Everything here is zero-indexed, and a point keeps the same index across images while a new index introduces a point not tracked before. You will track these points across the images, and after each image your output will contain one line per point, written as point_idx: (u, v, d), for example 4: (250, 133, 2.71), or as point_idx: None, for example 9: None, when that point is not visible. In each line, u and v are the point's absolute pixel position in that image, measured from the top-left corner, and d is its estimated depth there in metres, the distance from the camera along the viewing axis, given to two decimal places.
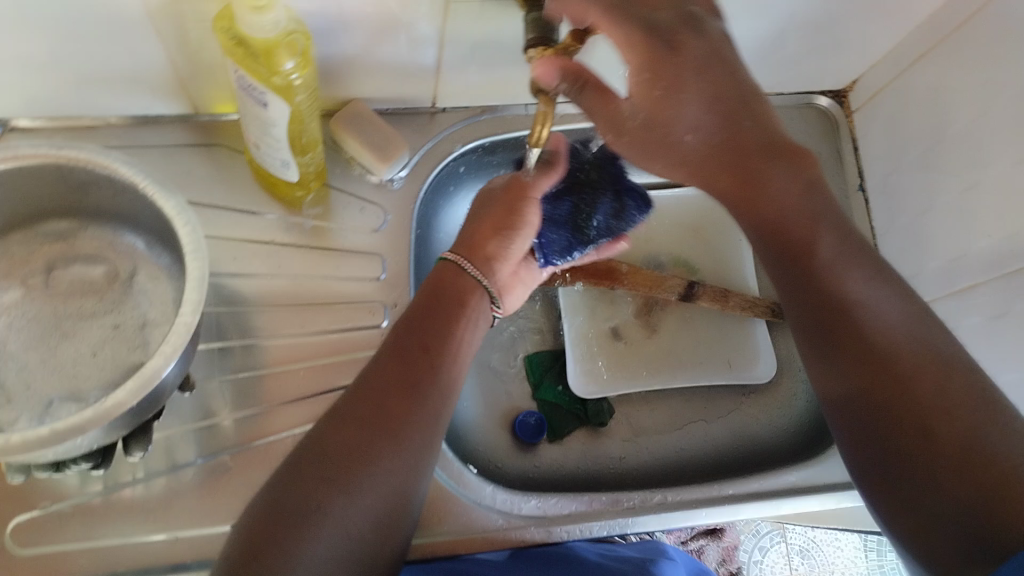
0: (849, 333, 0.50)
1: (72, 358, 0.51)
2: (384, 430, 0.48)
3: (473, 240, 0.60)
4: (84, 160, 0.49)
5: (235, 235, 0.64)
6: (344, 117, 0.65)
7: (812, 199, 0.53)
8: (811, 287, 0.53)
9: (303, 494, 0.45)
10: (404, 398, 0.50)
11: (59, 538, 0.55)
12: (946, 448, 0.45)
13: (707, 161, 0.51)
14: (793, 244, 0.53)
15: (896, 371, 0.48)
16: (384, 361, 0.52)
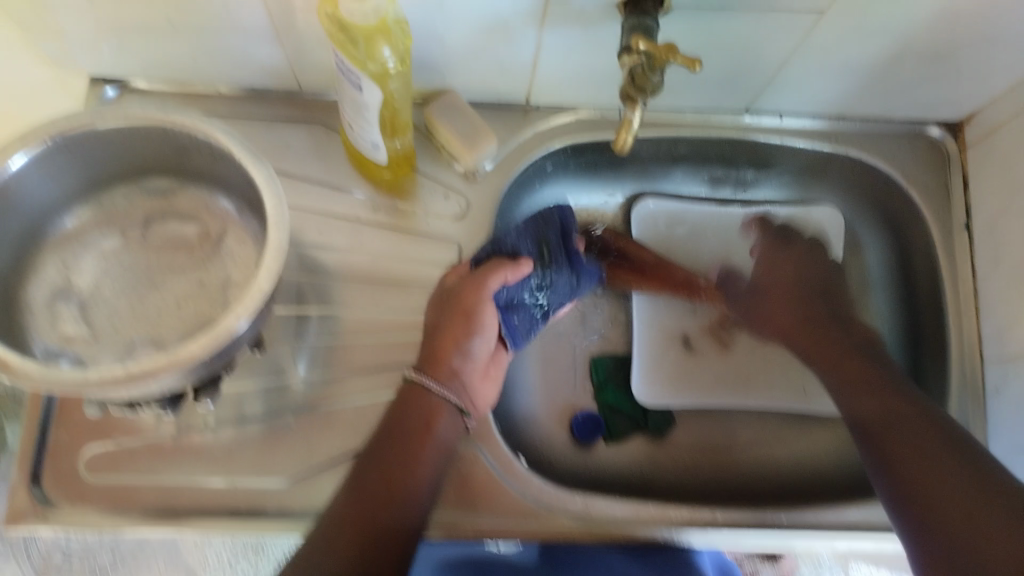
0: (903, 441, 0.56)
1: (158, 307, 0.55)
2: (378, 512, 0.51)
3: (433, 355, 0.58)
4: (187, 125, 0.52)
5: (322, 207, 0.67)
6: (437, 105, 0.66)
7: (894, 426, 0.58)
8: (885, 446, 0.57)
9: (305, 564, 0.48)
10: (371, 501, 0.51)
11: (132, 470, 0.60)
12: (1000, 552, 0.46)
13: (841, 360, 0.66)
14: (874, 416, 0.59)
15: (931, 465, 0.53)
16: (357, 473, 0.53)
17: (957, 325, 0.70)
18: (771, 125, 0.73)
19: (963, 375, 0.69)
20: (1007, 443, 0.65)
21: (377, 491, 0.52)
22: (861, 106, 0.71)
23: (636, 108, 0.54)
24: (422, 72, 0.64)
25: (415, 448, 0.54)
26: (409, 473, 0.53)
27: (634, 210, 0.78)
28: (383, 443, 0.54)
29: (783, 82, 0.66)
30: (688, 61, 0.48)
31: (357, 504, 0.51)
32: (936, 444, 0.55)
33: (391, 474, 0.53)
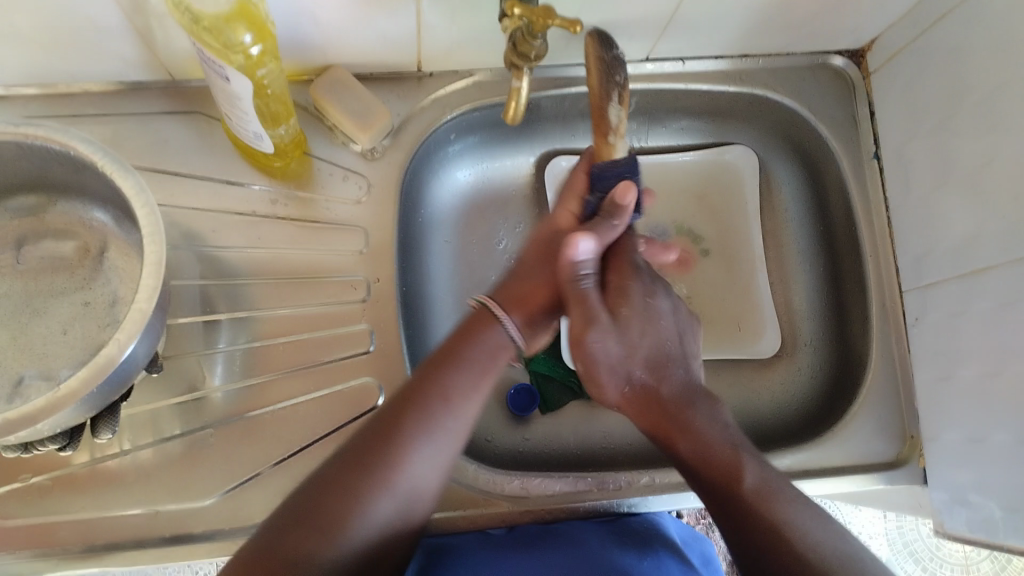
0: (740, 515, 0.49)
1: (44, 336, 0.51)
2: (367, 474, 0.47)
3: (521, 294, 0.56)
4: (42, 137, 0.48)
5: (216, 205, 0.62)
6: (322, 84, 0.62)
7: (671, 386, 0.54)
8: (690, 441, 0.52)
9: (291, 541, 0.44)
10: (395, 457, 0.48)
11: (42, 508, 0.56)
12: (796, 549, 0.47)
13: (656, 366, 0.55)
14: (719, 467, 0.51)
15: (727, 455, 0.51)
16: (393, 406, 0.50)
17: (874, 257, 0.70)
18: (673, 70, 0.71)
19: (884, 304, 0.69)
20: (930, 367, 0.65)
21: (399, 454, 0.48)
22: (763, 42, 0.70)
23: (523, 77, 0.53)
24: (302, 50, 0.60)
25: (445, 391, 0.51)
26: (432, 418, 0.49)
27: (547, 169, 0.74)
28: (418, 389, 0.50)
29: (681, 26, 0.64)
30: (565, 24, 0.47)
31: (396, 430, 0.48)
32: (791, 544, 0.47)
33: (431, 412, 0.50)
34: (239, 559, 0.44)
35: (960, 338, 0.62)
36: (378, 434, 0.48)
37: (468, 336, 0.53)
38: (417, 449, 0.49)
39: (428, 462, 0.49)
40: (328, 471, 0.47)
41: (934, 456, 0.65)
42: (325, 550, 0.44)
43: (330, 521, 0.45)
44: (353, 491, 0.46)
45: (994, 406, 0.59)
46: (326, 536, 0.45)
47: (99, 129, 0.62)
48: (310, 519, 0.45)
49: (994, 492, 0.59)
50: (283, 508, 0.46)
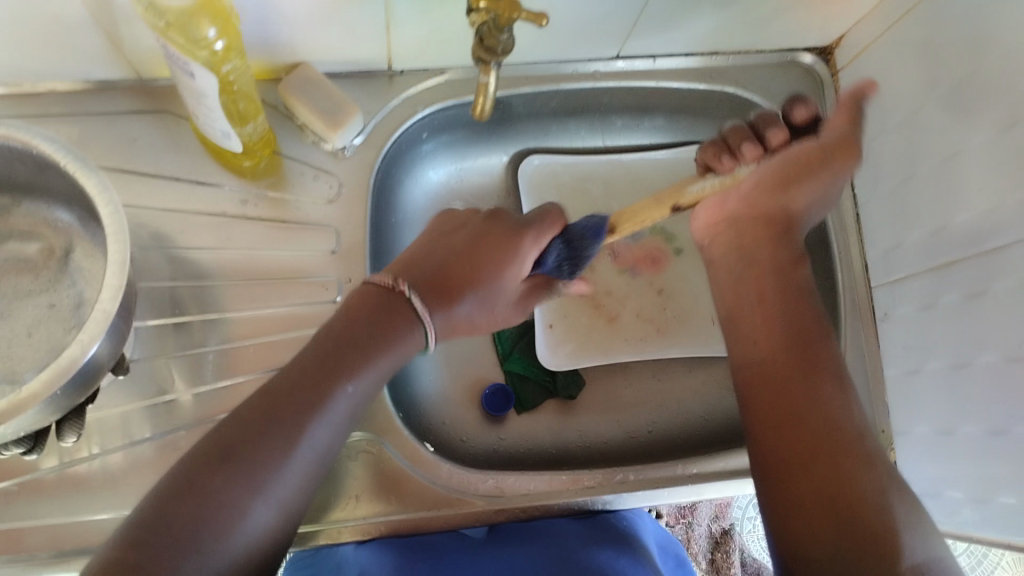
0: (807, 414, 0.52)
1: (7, 339, 0.51)
2: (286, 419, 0.47)
3: (435, 276, 0.55)
4: (2, 135, 0.47)
5: (186, 205, 0.62)
6: (292, 82, 0.62)
7: (775, 248, 0.62)
8: (782, 285, 0.59)
9: (215, 480, 0.44)
10: (303, 420, 0.48)
11: (7, 515, 0.55)
12: (847, 457, 0.49)
13: (755, 235, 0.63)
14: (802, 329, 0.57)
15: (810, 334, 0.56)
16: (326, 348, 0.50)
17: (845, 252, 0.70)
18: (643, 68, 0.71)
19: (856, 301, 0.69)
20: (900, 361, 0.66)
21: (308, 420, 0.48)
22: (732, 38, 0.70)
23: (490, 72, 0.54)
24: (270, 48, 0.60)
25: (377, 344, 0.51)
26: (359, 378, 0.50)
27: (520, 168, 0.75)
28: (353, 335, 0.51)
29: (651, 23, 0.65)
30: (532, 16, 0.47)
31: (325, 380, 0.49)
32: (849, 462, 0.49)
33: (338, 382, 0.49)
34: (147, 509, 0.43)
35: (928, 331, 0.63)
36: (290, 395, 0.48)
37: (418, 291, 0.54)
38: (339, 398, 0.49)
39: (331, 426, 0.49)
40: (252, 404, 0.48)
41: (905, 449, 0.65)
42: (239, 495, 0.44)
43: (249, 473, 0.45)
44: (271, 435, 0.46)
45: (963, 397, 0.59)
46: (233, 488, 0.44)
47: (64, 129, 0.61)
48: (231, 457, 0.45)
49: (965, 483, 0.60)
50: (192, 454, 0.46)
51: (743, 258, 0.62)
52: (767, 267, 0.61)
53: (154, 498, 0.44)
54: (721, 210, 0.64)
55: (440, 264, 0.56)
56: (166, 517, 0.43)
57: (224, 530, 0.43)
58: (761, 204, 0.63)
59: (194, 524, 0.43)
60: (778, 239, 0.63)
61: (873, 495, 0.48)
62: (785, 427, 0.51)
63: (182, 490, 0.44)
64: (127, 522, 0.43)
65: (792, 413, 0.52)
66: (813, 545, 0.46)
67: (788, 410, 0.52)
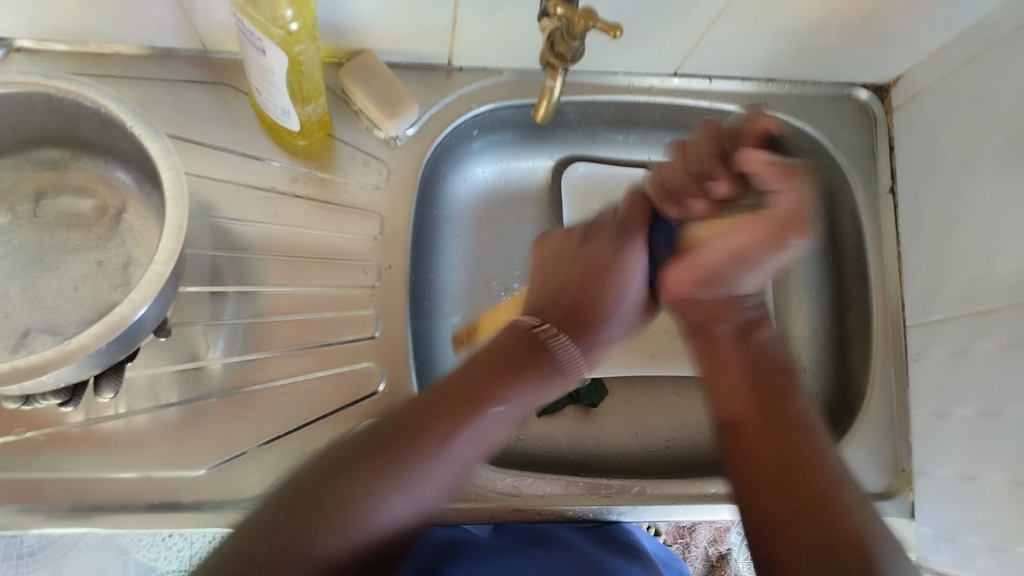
0: (797, 484, 0.47)
1: (53, 291, 0.51)
2: (431, 446, 0.46)
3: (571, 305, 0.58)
4: (73, 92, 0.48)
5: (236, 178, 0.62)
6: (353, 67, 0.63)
7: (761, 297, 0.59)
8: (765, 350, 0.56)
9: (344, 491, 0.44)
10: (451, 432, 0.47)
11: (35, 464, 0.55)
12: (814, 490, 0.47)
13: (745, 285, 0.60)
14: (779, 384, 0.54)
15: (773, 398, 0.53)
16: (449, 386, 0.49)
17: (881, 290, 0.71)
18: (698, 87, 0.72)
19: (888, 339, 0.70)
20: (928, 403, 0.66)
21: (458, 432, 0.47)
22: (790, 67, 0.70)
23: (558, 77, 0.54)
24: (337, 31, 0.60)
25: (515, 393, 0.50)
26: (493, 416, 0.49)
27: (564, 174, 0.75)
28: (483, 372, 0.50)
29: (713, 43, 0.65)
30: (606, 28, 0.48)
31: (452, 417, 0.47)
32: (836, 503, 0.46)
33: (478, 407, 0.48)
34: (261, 516, 0.43)
35: (959, 377, 0.63)
36: (429, 411, 0.48)
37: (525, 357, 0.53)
38: (461, 437, 0.47)
39: (480, 442, 0.48)
40: (404, 416, 0.48)
41: (925, 491, 0.65)
42: (359, 506, 0.44)
43: (396, 472, 0.45)
44: (398, 463, 0.45)
45: (990, 447, 0.59)
46: (386, 488, 0.45)
47: (126, 91, 0.62)
48: (370, 473, 0.45)
49: (983, 530, 0.59)
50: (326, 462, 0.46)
51: (716, 311, 0.58)
52: (731, 331, 0.57)
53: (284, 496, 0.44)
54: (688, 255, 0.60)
55: (569, 296, 0.59)
56: (274, 523, 0.43)
57: (353, 525, 0.43)
58: (751, 245, 0.61)
59: (312, 530, 0.43)
60: (741, 295, 0.58)
61: (856, 527, 0.45)
62: (770, 452, 0.49)
63: (325, 478, 0.45)
64: (223, 542, 0.43)
65: (756, 441, 0.51)
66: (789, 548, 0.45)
67: (777, 446, 0.50)
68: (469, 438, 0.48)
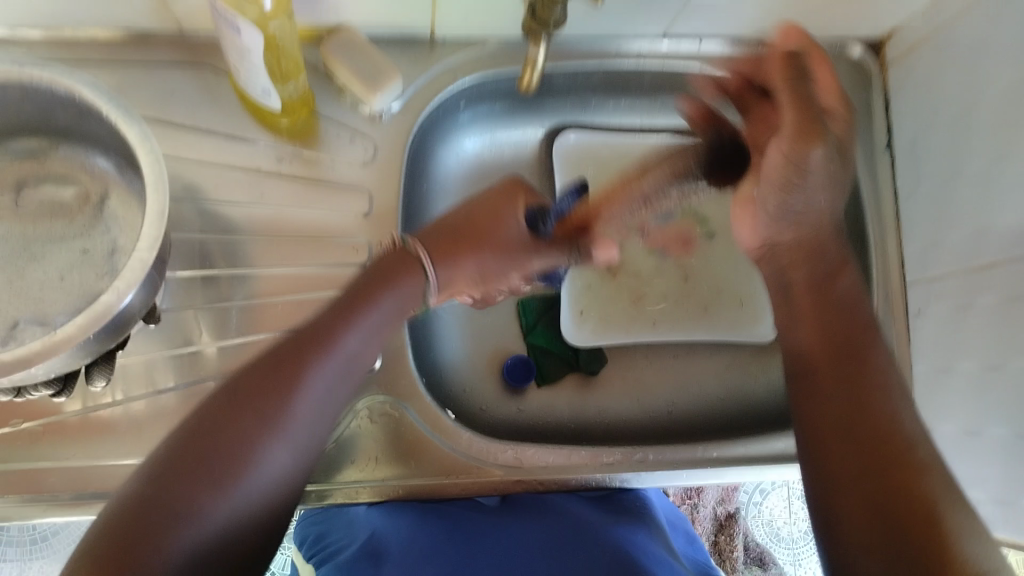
0: (875, 485, 0.45)
1: (40, 282, 0.51)
2: (259, 416, 0.46)
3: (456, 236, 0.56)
4: (47, 79, 0.47)
5: (222, 159, 0.62)
6: (333, 43, 0.62)
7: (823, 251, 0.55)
8: (831, 324, 0.53)
9: (179, 488, 0.42)
10: (301, 374, 0.48)
11: (33, 454, 0.56)
12: (895, 501, 0.44)
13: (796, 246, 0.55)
14: (842, 357, 0.52)
15: (855, 381, 0.50)
16: (278, 352, 0.48)
17: (882, 248, 0.70)
18: (689, 50, 0.70)
19: (889, 297, 0.68)
20: (931, 357, 0.66)
21: (305, 376, 0.48)
22: (781, 25, 0.69)
23: (540, 45, 0.54)
24: (316, 6, 0.59)
25: (337, 338, 0.50)
26: (333, 358, 0.49)
27: (554, 142, 0.74)
28: (303, 333, 0.50)
29: (701, 3, 0.63)
30: None
31: (307, 365, 0.48)
32: (917, 483, 0.44)
33: (310, 364, 0.48)
34: (134, 492, 0.42)
35: (962, 331, 0.62)
36: (269, 366, 0.48)
37: (375, 286, 0.53)
38: (296, 401, 0.47)
39: (328, 380, 0.49)
40: (228, 391, 0.46)
41: (931, 447, 0.65)
42: (206, 497, 0.42)
43: (231, 448, 0.44)
44: (233, 436, 0.45)
45: (995, 400, 0.59)
46: (227, 468, 0.44)
47: (105, 76, 0.61)
48: (207, 455, 0.43)
49: (994, 480, 0.59)
50: (179, 433, 0.45)
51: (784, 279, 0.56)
52: (808, 289, 0.55)
53: (150, 475, 0.43)
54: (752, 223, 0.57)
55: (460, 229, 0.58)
56: (155, 494, 0.42)
57: (229, 485, 0.43)
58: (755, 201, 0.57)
59: (163, 535, 0.40)
60: (817, 246, 0.55)
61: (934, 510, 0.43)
62: (835, 437, 0.48)
63: (173, 475, 0.42)
64: (103, 519, 0.41)
65: (834, 412, 0.50)
66: (863, 535, 0.44)
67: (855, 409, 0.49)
68: (321, 378, 0.49)
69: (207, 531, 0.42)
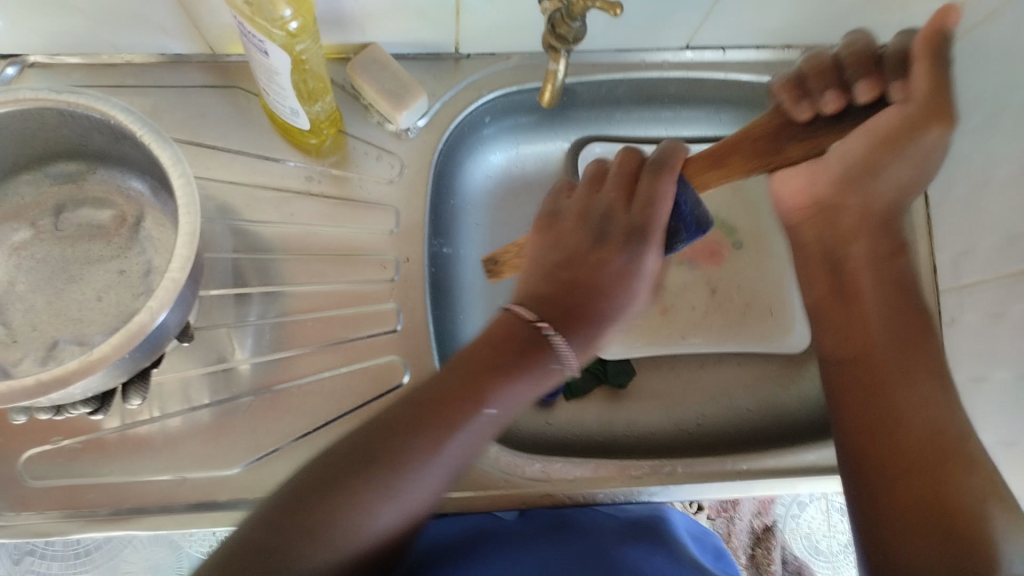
0: (927, 520, 0.48)
1: (78, 302, 0.52)
2: (406, 442, 0.45)
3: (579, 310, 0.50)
4: (83, 105, 0.48)
5: (252, 179, 0.63)
6: (359, 62, 0.62)
7: (884, 222, 0.56)
8: (880, 287, 0.56)
9: (316, 503, 0.43)
10: (431, 441, 0.46)
11: (73, 471, 0.57)
12: (932, 507, 0.48)
13: (811, 216, 0.58)
14: (873, 350, 0.55)
15: (911, 380, 0.53)
16: (454, 385, 0.48)
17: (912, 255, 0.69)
18: (712, 59, 0.70)
19: None
20: (964, 370, 0.64)
21: (458, 422, 0.46)
22: (807, 31, 0.68)
23: (560, 60, 0.55)
24: (342, 28, 0.60)
25: (492, 395, 0.47)
26: (504, 396, 0.48)
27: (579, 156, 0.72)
28: (505, 363, 0.48)
29: (724, 13, 0.63)
30: (605, 6, 0.47)
31: (452, 411, 0.47)
32: (962, 509, 0.47)
33: (475, 403, 0.47)
34: (251, 530, 0.42)
35: (995, 341, 0.61)
36: (403, 422, 0.46)
37: (506, 356, 0.48)
38: (447, 441, 0.46)
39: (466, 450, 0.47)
40: (398, 412, 0.47)
41: None
42: (336, 517, 0.43)
43: (385, 473, 0.44)
44: (379, 460, 0.45)
45: None
46: (373, 493, 0.44)
47: (138, 99, 0.63)
48: (354, 476, 0.44)
49: None
50: (316, 466, 0.45)
51: (832, 249, 0.58)
52: (868, 263, 0.56)
53: (268, 510, 0.43)
54: (808, 183, 0.56)
55: (555, 303, 0.50)
56: (264, 536, 0.42)
57: (329, 549, 0.42)
58: (842, 176, 0.54)
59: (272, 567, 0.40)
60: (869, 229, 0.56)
61: (973, 513, 0.47)
62: (876, 449, 0.52)
63: (309, 491, 0.43)
64: (226, 540, 0.42)
65: (919, 468, 0.50)
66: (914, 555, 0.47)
67: (885, 407, 0.53)
68: (450, 450, 0.46)
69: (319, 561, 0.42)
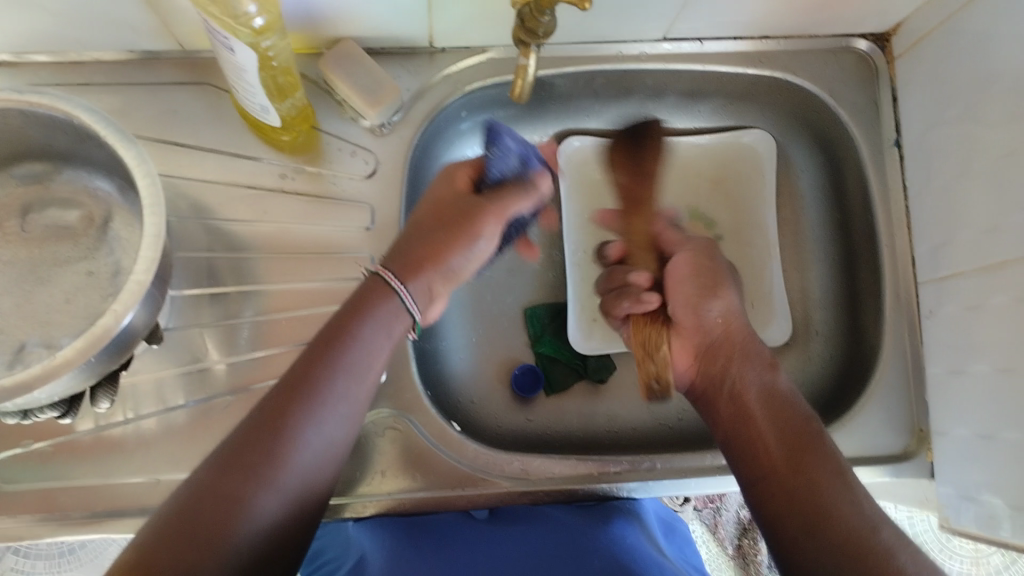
0: (815, 534, 0.46)
1: (47, 305, 0.52)
2: (290, 416, 0.47)
3: (415, 251, 0.57)
4: (46, 105, 0.48)
5: (225, 177, 0.62)
6: (332, 58, 0.62)
7: (706, 323, 0.59)
8: (737, 381, 0.55)
9: (216, 494, 0.43)
10: (305, 412, 0.47)
11: (45, 475, 0.56)
12: (850, 556, 0.44)
13: (704, 325, 0.58)
14: (780, 401, 0.53)
15: (783, 419, 0.51)
16: (284, 383, 0.49)
17: (891, 245, 0.69)
18: (690, 50, 0.70)
19: (899, 297, 0.68)
20: (941, 364, 0.64)
21: (323, 397, 0.48)
22: (785, 22, 0.68)
23: (530, 55, 0.54)
24: (312, 21, 0.59)
25: (342, 364, 0.50)
26: (362, 350, 0.51)
27: (559, 149, 0.75)
28: (326, 341, 0.51)
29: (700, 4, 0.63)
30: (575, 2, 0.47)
31: (323, 379, 0.49)
32: (863, 533, 0.45)
33: (323, 377, 0.49)
34: (158, 523, 0.42)
35: (974, 331, 0.60)
36: (289, 399, 0.47)
37: (369, 310, 0.53)
38: (314, 413, 0.48)
39: (331, 426, 0.48)
40: (269, 401, 0.48)
41: (942, 451, 0.63)
42: (239, 498, 0.43)
43: (264, 460, 0.45)
44: (267, 440, 0.45)
45: (1004, 403, 0.57)
46: (266, 473, 0.44)
47: (107, 98, 0.62)
48: (243, 465, 0.44)
49: (1005, 489, 0.57)
50: (214, 454, 0.45)
51: (709, 337, 0.58)
52: (714, 312, 0.59)
53: (172, 505, 0.43)
54: (684, 270, 0.62)
55: (413, 249, 0.57)
56: (180, 512, 0.42)
57: (224, 536, 0.42)
58: (709, 279, 0.61)
59: (184, 557, 0.40)
60: (749, 348, 0.57)
61: (893, 552, 0.44)
62: (797, 471, 0.49)
63: (204, 486, 0.43)
64: (128, 551, 0.40)
65: (798, 498, 0.48)
66: None
67: (782, 424, 0.51)
68: (321, 420, 0.48)
69: (232, 549, 0.42)
